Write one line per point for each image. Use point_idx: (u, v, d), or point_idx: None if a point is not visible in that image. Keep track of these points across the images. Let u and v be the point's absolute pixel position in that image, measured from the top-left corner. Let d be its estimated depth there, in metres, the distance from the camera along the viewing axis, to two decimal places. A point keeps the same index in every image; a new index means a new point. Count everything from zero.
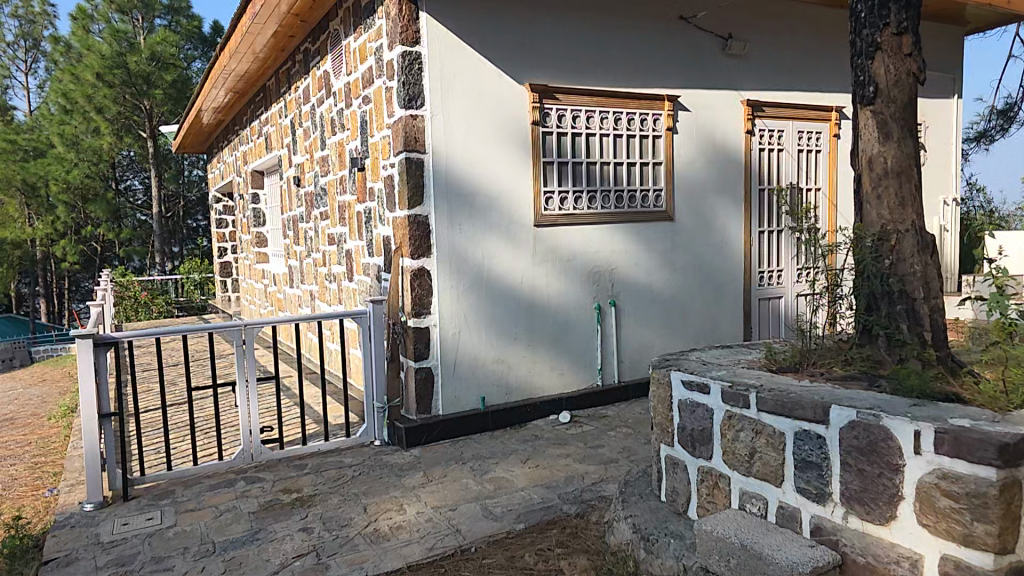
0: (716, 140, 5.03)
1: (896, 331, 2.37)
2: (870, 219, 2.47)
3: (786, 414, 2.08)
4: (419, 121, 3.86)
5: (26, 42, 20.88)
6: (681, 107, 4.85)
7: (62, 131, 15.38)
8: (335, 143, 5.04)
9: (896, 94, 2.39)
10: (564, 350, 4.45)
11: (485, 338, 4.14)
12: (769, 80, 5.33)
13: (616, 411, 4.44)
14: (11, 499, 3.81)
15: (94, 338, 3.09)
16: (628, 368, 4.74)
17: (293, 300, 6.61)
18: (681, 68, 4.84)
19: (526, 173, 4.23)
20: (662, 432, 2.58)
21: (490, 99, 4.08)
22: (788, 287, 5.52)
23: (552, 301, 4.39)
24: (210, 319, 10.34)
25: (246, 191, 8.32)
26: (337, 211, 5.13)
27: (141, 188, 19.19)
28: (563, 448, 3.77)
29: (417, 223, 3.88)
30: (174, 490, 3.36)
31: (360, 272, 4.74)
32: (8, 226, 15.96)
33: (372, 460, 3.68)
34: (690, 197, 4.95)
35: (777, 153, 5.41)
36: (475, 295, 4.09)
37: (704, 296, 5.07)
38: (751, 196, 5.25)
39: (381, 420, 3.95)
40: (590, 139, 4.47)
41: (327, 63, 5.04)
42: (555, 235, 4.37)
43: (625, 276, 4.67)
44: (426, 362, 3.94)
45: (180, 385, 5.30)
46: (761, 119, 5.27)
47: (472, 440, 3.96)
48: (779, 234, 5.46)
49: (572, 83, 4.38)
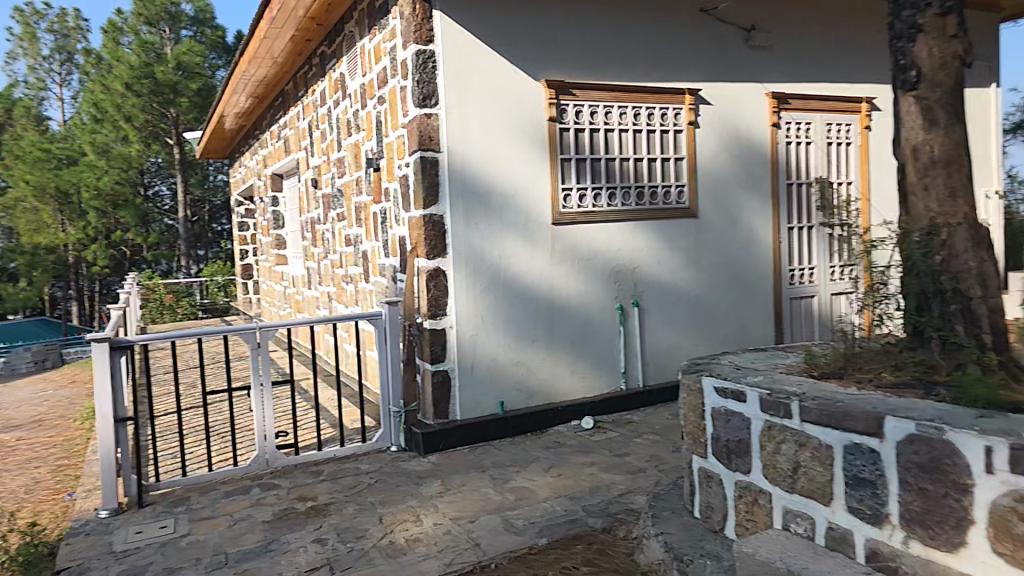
0: (743, 134, 4.82)
1: (951, 333, 2.14)
2: (917, 212, 2.25)
3: (834, 426, 1.90)
4: (434, 119, 3.75)
5: (60, 55, 21.42)
6: (703, 101, 4.65)
7: (93, 139, 15.77)
8: (351, 144, 4.97)
9: (942, 78, 2.18)
10: (585, 353, 4.29)
11: (503, 341, 4.00)
12: (799, 70, 5.09)
13: (642, 417, 4.26)
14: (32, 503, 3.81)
15: (110, 341, 3.05)
16: (653, 371, 4.55)
17: (311, 303, 6.57)
18: (705, 60, 4.65)
19: (544, 171, 4.09)
20: (694, 443, 2.41)
21: (506, 95, 3.94)
22: (822, 285, 5.26)
23: (572, 302, 4.23)
24: (233, 322, 10.42)
25: (266, 195, 8.33)
26: (354, 213, 5.05)
27: (168, 194, 19.87)
28: (586, 455, 3.62)
29: (432, 224, 3.76)
30: (189, 497, 3.29)
31: (377, 274, 4.64)
32: (42, 232, 16.22)
33: (389, 467, 3.58)
34: (715, 193, 4.74)
35: (806, 146, 5.16)
36: (492, 297, 3.96)
37: (732, 296, 4.86)
38: (780, 192, 5.02)
39: (398, 425, 3.86)
40: (609, 134, 4.31)
41: (342, 65, 4.97)
42: (575, 233, 4.22)
43: (649, 275, 4.49)
44: (442, 366, 3.83)
45: (200, 389, 5.28)
46: (788, 112, 5.03)
47: (492, 447, 3.83)
48: (811, 230, 5.22)
49: (592, 77, 4.22)
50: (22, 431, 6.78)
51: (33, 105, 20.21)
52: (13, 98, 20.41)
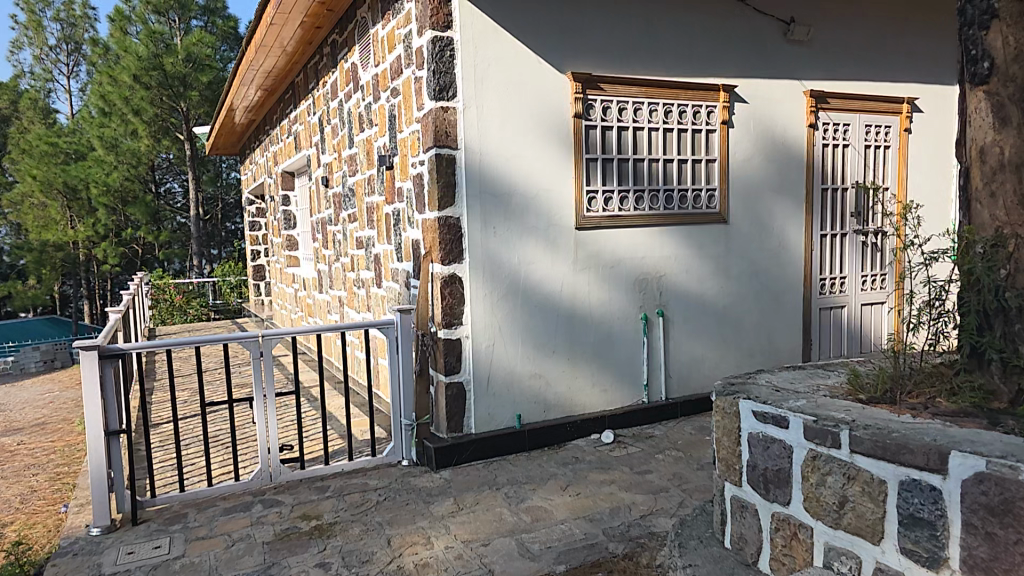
0: (775, 135, 4.63)
1: (1015, 355, 1.96)
2: (982, 221, 2.07)
3: (888, 459, 1.71)
4: (451, 113, 3.60)
5: (68, 46, 21.74)
6: (738, 98, 4.47)
7: (101, 134, 15.95)
8: (363, 141, 4.84)
9: (1017, 71, 1.95)
10: (607, 364, 4.11)
11: (521, 351, 3.85)
12: (833, 67, 4.87)
13: (664, 431, 4.07)
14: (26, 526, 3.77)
15: (99, 349, 3.01)
16: (676, 384, 4.37)
17: (322, 306, 6.46)
18: (736, 56, 4.46)
19: (567, 172, 3.93)
20: (726, 469, 2.23)
21: (528, 91, 3.80)
22: (853, 295, 5.04)
23: (594, 310, 4.06)
24: (244, 322, 10.39)
25: (277, 193, 8.25)
26: (365, 213, 4.93)
27: (179, 191, 20.08)
28: (606, 473, 3.44)
29: (448, 226, 3.61)
30: (186, 514, 3.20)
31: (388, 278, 4.52)
32: (52, 227, 16.67)
33: (399, 483, 3.44)
34: (747, 197, 4.55)
35: (842, 148, 4.96)
36: (510, 303, 3.80)
37: (761, 307, 4.66)
38: (814, 196, 4.82)
39: (410, 438, 3.71)
40: (638, 134, 4.14)
41: (354, 55, 4.85)
42: (599, 238, 4.05)
43: (674, 283, 4.31)
44: (457, 377, 3.68)
45: (205, 395, 5.21)
46: (825, 111, 4.84)
47: (507, 462, 3.67)
48: (843, 237, 5.00)
49: (618, 73, 4.05)
50: (26, 436, 6.79)
51: (41, 100, 20.34)
52: (24, 92, 20.52)
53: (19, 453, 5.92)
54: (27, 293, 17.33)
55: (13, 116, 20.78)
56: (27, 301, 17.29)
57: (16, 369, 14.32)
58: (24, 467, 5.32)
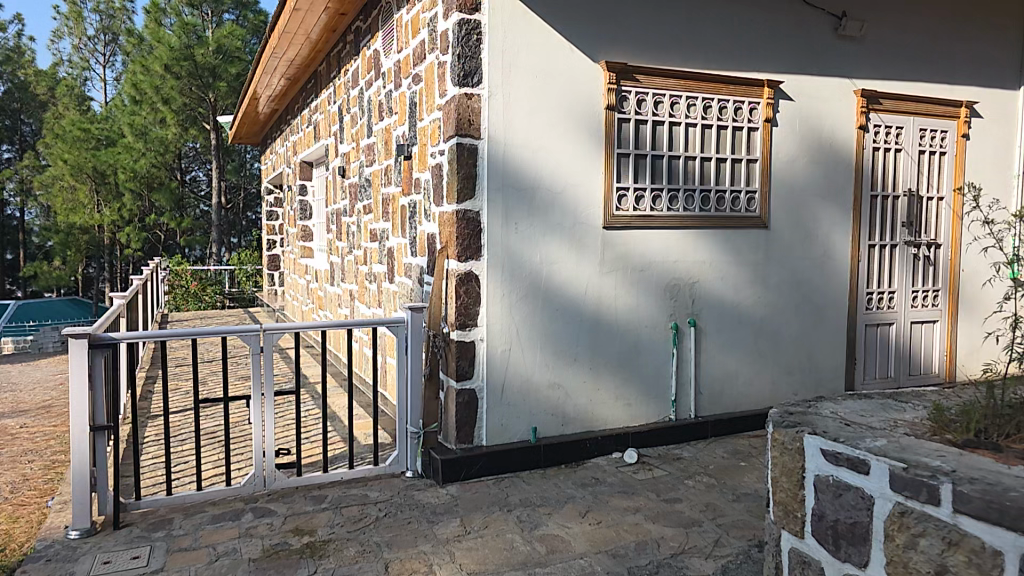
0: (823, 137, 4.24)
1: None
2: None
3: (1006, 527, 1.34)
4: (475, 100, 3.30)
5: (105, 36, 21.99)
6: (784, 96, 4.10)
7: (132, 121, 15.93)
8: (382, 130, 4.57)
9: None
10: (632, 377, 3.77)
11: (540, 358, 3.52)
12: (889, 67, 4.47)
13: (693, 453, 3.72)
14: (11, 518, 3.53)
15: (90, 338, 2.76)
16: (706, 401, 4.00)
17: (333, 300, 6.21)
18: (786, 48, 4.09)
19: (596, 166, 3.59)
20: (784, 515, 1.88)
21: (559, 78, 3.47)
22: (902, 312, 4.62)
23: (621, 317, 3.72)
24: (256, 313, 10.19)
25: (294, 183, 8.04)
26: (381, 205, 4.65)
27: (205, 180, 20.09)
28: (631, 499, 3.10)
29: (466, 220, 3.31)
30: (171, 519, 2.94)
31: (401, 274, 4.22)
32: (78, 211, 16.82)
33: (401, 498, 3.14)
34: (791, 201, 4.17)
35: (894, 154, 4.54)
36: (529, 306, 3.48)
37: (801, 320, 4.27)
38: (863, 204, 4.42)
39: (415, 448, 3.41)
40: (675, 129, 3.79)
41: (377, 42, 4.57)
42: (628, 240, 3.71)
43: (708, 291, 3.95)
44: (469, 384, 3.37)
45: (204, 388, 4.97)
46: (877, 113, 4.44)
47: (520, 480, 3.34)
48: (893, 249, 4.58)
49: (657, 63, 3.71)
50: (30, 419, 6.63)
51: (77, 87, 20.55)
52: (60, 79, 20.77)
53: (19, 437, 5.77)
54: (51, 274, 17.55)
55: (47, 101, 20.85)
56: (51, 282, 17.51)
57: (34, 350, 14.48)
58: (21, 453, 5.15)
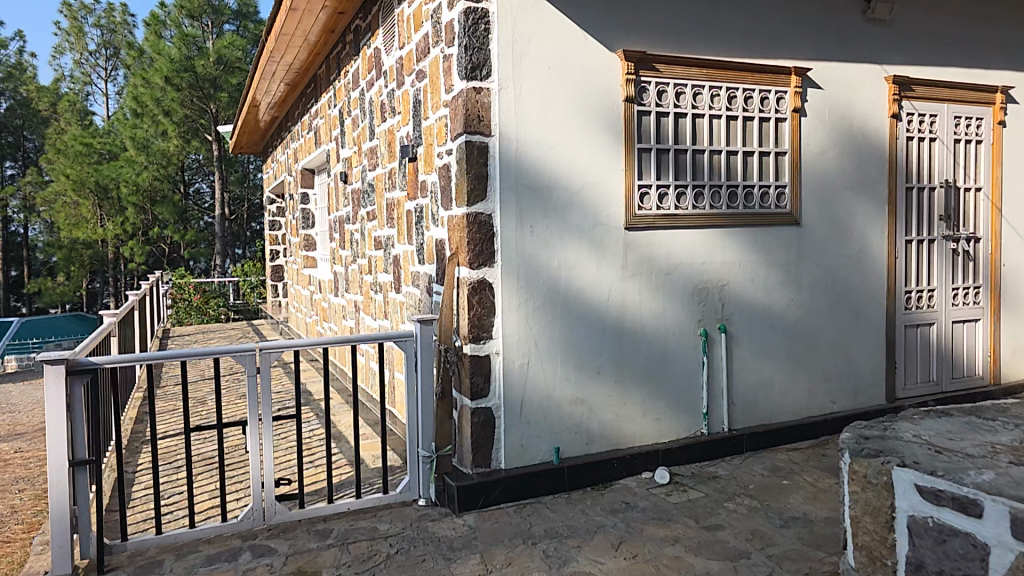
0: (855, 126, 3.95)
1: None
2: None
3: None
4: (484, 94, 3.04)
5: (106, 50, 22.04)
6: (812, 84, 3.81)
7: (134, 134, 15.85)
8: (385, 132, 4.33)
9: None
10: (660, 389, 3.48)
11: (561, 372, 3.25)
12: (923, 51, 4.18)
13: (730, 471, 3.42)
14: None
15: (68, 363, 2.56)
16: (740, 413, 3.70)
17: (338, 311, 5.96)
18: (814, 33, 3.82)
19: (616, 163, 3.33)
20: (870, 562, 1.59)
21: (574, 68, 3.21)
22: (942, 311, 4.31)
23: (647, 325, 3.44)
24: (260, 326, 9.96)
25: (295, 190, 7.82)
26: (385, 211, 4.40)
27: (208, 192, 19.95)
28: (666, 527, 2.83)
29: (477, 224, 3.06)
30: (162, 561, 2.69)
31: (408, 283, 3.96)
32: (81, 226, 16.72)
33: (414, 530, 2.87)
34: (823, 195, 3.88)
35: (929, 143, 4.24)
36: (548, 315, 3.21)
37: (838, 323, 3.97)
38: (899, 197, 4.13)
39: (428, 473, 3.14)
40: (698, 121, 3.52)
41: (378, 39, 4.33)
42: (652, 241, 3.43)
43: (738, 294, 3.66)
44: (484, 403, 3.11)
45: (203, 409, 4.73)
46: (910, 100, 4.14)
47: (543, 506, 3.07)
48: (932, 244, 4.28)
49: (677, 52, 3.45)
50: (26, 443, 6.42)
51: (78, 102, 20.49)
52: (62, 94, 20.71)
53: (13, 462, 5.56)
54: (55, 290, 17.48)
55: (49, 117, 20.82)
56: (54, 299, 17.43)
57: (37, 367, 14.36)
58: (13, 481, 4.92)
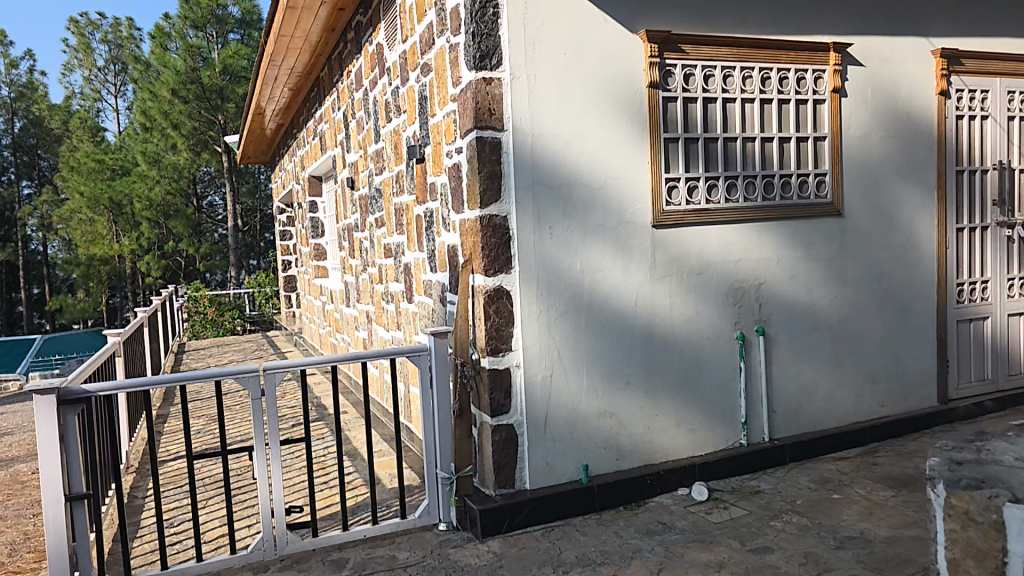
0: (897, 106, 3.66)
1: None
2: None
3: None
4: (495, 86, 2.83)
5: (116, 67, 22.33)
6: (851, 61, 3.53)
7: (145, 149, 15.95)
8: (390, 132, 4.13)
9: None
10: (694, 398, 3.23)
11: (586, 383, 3.02)
12: (967, 21, 3.87)
13: (774, 485, 3.16)
14: None
15: (60, 391, 2.38)
16: (782, 421, 3.43)
17: (350, 321, 5.80)
18: (848, 5, 3.54)
19: (640, 155, 3.09)
20: None
21: (592, 53, 2.98)
22: (998, 302, 3.99)
23: (678, 330, 3.19)
24: (276, 338, 9.86)
25: (304, 199, 7.69)
26: (393, 216, 4.21)
27: (221, 203, 20.06)
28: (709, 551, 2.58)
29: (492, 227, 2.84)
30: None
31: (421, 292, 3.76)
32: (99, 241, 16.89)
33: (436, 559, 2.65)
34: (865, 182, 3.60)
35: (979, 121, 3.93)
36: (571, 322, 2.98)
37: (885, 320, 3.68)
38: (947, 180, 3.82)
39: (448, 496, 2.92)
40: (730, 106, 3.26)
41: (380, 34, 4.14)
42: (682, 238, 3.19)
43: (776, 293, 3.40)
44: (506, 419, 2.89)
45: (214, 428, 4.58)
46: (958, 75, 3.83)
47: (573, 529, 2.83)
48: (985, 230, 3.96)
49: (703, 32, 3.19)
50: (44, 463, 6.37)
51: (92, 119, 20.71)
52: (74, 111, 20.87)
53: (31, 484, 5.49)
54: (76, 306, 17.68)
55: (64, 136, 21.11)
56: (76, 315, 17.65)
57: None
58: (29, 505, 4.84)
